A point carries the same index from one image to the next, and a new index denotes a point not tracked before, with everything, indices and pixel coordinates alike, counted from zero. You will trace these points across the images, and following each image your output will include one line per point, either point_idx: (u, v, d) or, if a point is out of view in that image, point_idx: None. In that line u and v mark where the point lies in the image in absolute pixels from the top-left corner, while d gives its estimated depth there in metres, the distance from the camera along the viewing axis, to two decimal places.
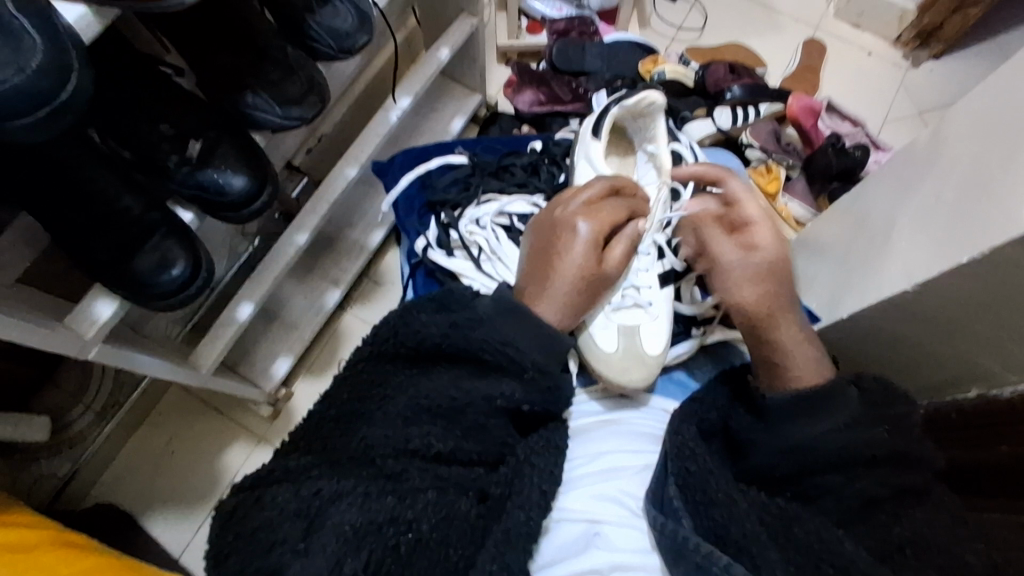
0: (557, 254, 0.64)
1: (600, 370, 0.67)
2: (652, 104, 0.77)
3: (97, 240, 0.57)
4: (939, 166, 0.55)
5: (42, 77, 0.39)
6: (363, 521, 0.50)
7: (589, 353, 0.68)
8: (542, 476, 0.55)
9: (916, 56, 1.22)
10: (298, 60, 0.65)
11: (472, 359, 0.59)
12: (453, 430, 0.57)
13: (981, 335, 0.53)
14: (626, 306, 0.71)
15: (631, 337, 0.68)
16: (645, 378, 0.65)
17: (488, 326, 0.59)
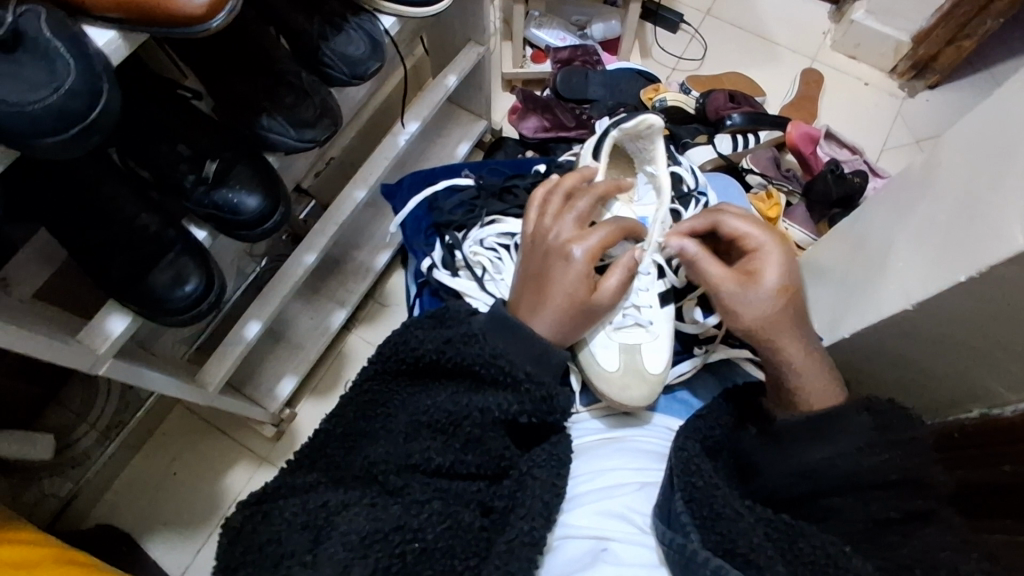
0: (549, 279, 0.64)
1: (601, 389, 0.68)
2: (652, 127, 0.76)
3: (114, 257, 0.59)
4: (933, 188, 0.56)
5: (74, 98, 0.41)
6: (370, 530, 0.49)
7: (590, 370, 0.69)
8: (546, 489, 0.54)
9: (912, 86, 1.25)
10: (311, 84, 0.67)
11: (469, 374, 0.61)
12: (453, 444, 0.58)
13: (985, 355, 0.53)
14: (626, 325, 0.71)
15: (631, 355, 0.69)
16: (647, 395, 0.66)
17: (488, 342, 0.61)
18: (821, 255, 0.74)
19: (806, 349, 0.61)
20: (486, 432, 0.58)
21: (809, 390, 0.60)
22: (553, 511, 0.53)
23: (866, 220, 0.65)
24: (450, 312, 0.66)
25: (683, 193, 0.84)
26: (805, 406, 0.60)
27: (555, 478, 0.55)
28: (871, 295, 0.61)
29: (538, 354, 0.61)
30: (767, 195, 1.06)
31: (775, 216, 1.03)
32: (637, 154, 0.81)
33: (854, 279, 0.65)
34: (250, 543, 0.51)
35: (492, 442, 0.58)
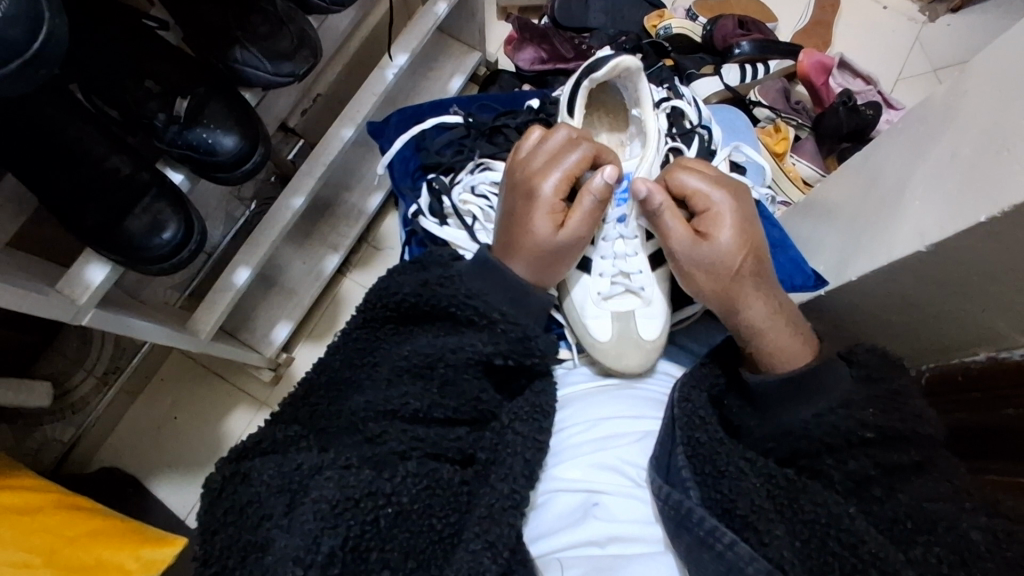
0: (518, 216, 0.61)
1: (596, 357, 0.66)
2: (628, 70, 0.69)
3: (87, 202, 0.56)
4: (956, 122, 0.52)
5: (11, 25, 0.37)
6: (341, 498, 0.49)
7: (584, 339, 0.67)
8: (526, 446, 0.54)
9: (933, 10, 1.17)
10: (287, 12, 0.63)
11: (447, 315, 0.61)
12: (430, 388, 0.58)
13: (995, 296, 0.51)
14: (617, 292, 0.68)
15: (625, 323, 0.66)
16: (639, 365, 0.64)
17: (460, 283, 0.60)
18: (829, 194, 0.70)
19: (771, 309, 0.57)
20: (461, 373, 0.59)
21: (775, 345, 0.56)
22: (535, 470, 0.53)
23: (881, 155, 0.61)
24: (432, 257, 0.64)
25: (686, 128, 0.79)
26: (768, 364, 0.56)
27: (536, 433, 0.55)
28: (884, 236, 0.57)
29: (520, 297, 0.60)
30: (774, 129, 1.01)
31: (783, 150, 0.99)
32: (622, 96, 0.73)
33: (864, 221, 0.62)
34: (232, 504, 0.50)
35: (464, 383, 0.59)
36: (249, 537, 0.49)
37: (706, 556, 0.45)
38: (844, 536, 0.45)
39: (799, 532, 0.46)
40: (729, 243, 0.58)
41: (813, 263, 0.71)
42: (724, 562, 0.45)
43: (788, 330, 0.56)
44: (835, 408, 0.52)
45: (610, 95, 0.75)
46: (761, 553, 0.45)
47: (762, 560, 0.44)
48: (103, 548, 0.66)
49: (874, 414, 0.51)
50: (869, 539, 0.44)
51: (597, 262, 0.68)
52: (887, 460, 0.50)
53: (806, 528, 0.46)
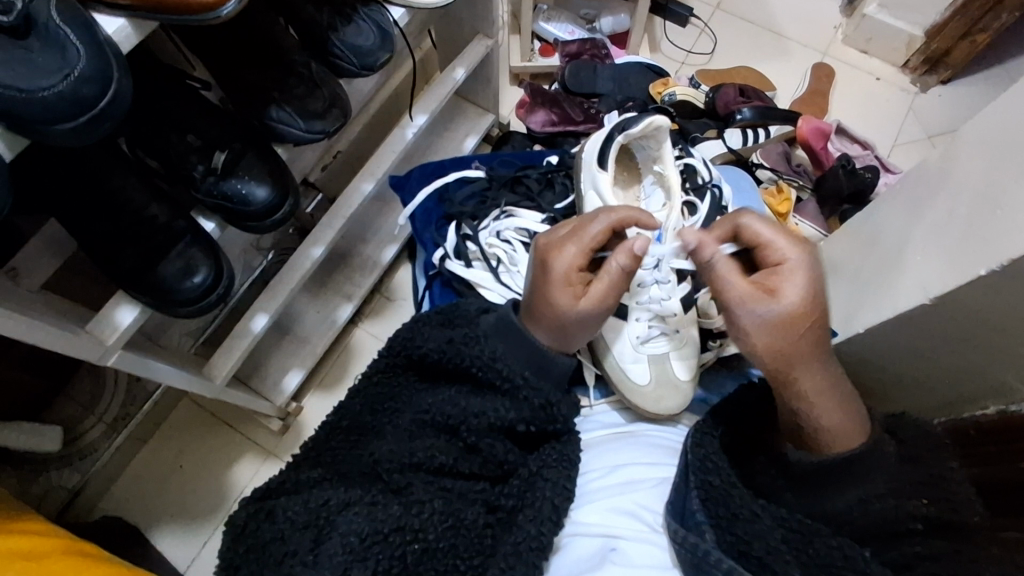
0: (541, 294, 0.60)
1: (635, 403, 0.68)
2: (658, 129, 0.73)
3: (123, 248, 0.58)
4: (952, 183, 0.55)
5: (84, 84, 0.40)
6: (371, 531, 0.50)
7: (623, 385, 0.69)
8: (557, 491, 0.53)
9: (925, 81, 1.23)
10: (320, 76, 0.66)
11: (469, 377, 0.62)
12: (456, 445, 0.59)
13: (999, 348, 0.52)
14: (653, 336, 0.70)
15: (662, 366, 0.69)
16: (681, 404, 0.67)
17: (486, 344, 0.61)
18: (834, 251, 0.73)
19: (820, 378, 0.53)
20: (483, 438, 0.58)
21: (835, 429, 0.52)
22: (564, 514, 0.53)
23: (882, 215, 0.64)
24: (460, 312, 0.66)
25: (698, 185, 0.83)
26: (826, 446, 0.53)
27: (565, 480, 0.54)
28: (888, 292, 0.60)
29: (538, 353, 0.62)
30: (777, 190, 1.05)
31: (786, 211, 1.03)
32: (642, 152, 0.78)
33: (868, 275, 0.64)
34: (254, 542, 0.52)
35: (488, 448, 0.58)
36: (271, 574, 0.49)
37: None
38: None
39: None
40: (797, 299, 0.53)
41: None
42: None
43: (847, 407, 0.53)
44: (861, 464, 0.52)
45: (632, 153, 0.80)
46: None
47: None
48: None
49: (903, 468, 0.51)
50: None
51: (631, 308, 0.70)
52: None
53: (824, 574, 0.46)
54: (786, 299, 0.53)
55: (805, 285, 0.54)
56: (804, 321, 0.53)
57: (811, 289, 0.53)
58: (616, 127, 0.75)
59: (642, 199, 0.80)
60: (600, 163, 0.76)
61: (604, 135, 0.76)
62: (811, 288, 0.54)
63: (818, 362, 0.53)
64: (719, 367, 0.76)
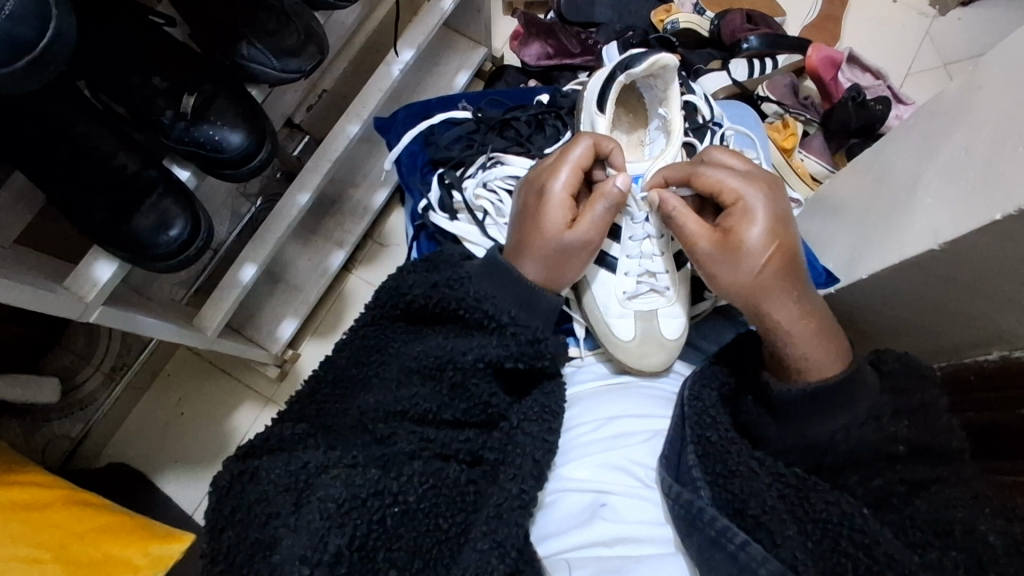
0: (531, 225, 0.61)
1: (618, 357, 0.66)
2: (665, 69, 0.69)
3: (93, 199, 0.56)
4: (970, 118, 0.51)
5: (17, 23, 0.37)
6: (347, 496, 0.49)
7: (607, 339, 0.67)
8: (535, 446, 0.54)
9: (944, 4, 1.16)
10: (293, 8, 0.62)
11: (457, 318, 0.61)
12: (439, 390, 0.58)
13: (1007, 294, 0.50)
14: (642, 292, 0.68)
15: (648, 322, 0.66)
16: (664, 362, 0.65)
17: (472, 285, 0.60)
18: (840, 190, 0.70)
19: (801, 314, 0.54)
20: (472, 380, 0.58)
21: (814, 358, 0.53)
22: (546, 468, 0.53)
23: (893, 152, 0.61)
24: (444, 258, 0.65)
25: (698, 124, 0.79)
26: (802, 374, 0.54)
27: (546, 433, 0.55)
28: (895, 235, 0.57)
29: (529, 307, 0.60)
30: (783, 125, 1.00)
31: (791, 146, 0.98)
32: (649, 94, 0.74)
33: (876, 217, 0.61)
34: (239, 503, 0.51)
35: (473, 388, 0.58)
36: (256, 535, 0.49)
37: (718, 557, 0.46)
38: (859, 537, 0.45)
39: (811, 532, 0.46)
40: (755, 244, 0.55)
41: (823, 258, 0.71)
42: (736, 563, 0.45)
43: (827, 338, 0.54)
44: (860, 423, 0.51)
45: (636, 93, 0.76)
46: (774, 554, 0.45)
47: (775, 562, 0.44)
48: (112, 545, 0.65)
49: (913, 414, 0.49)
50: (882, 541, 0.44)
51: (620, 261, 0.68)
52: (914, 475, 0.49)
53: (818, 527, 0.46)
54: (748, 247, 0.56)
55: (759, 230, 0.56)
56: (767, 269, 0.55)
57: (769, 234, 0.56)
58: (617, 67, 0.71)
59: (644, 142, 0.76)
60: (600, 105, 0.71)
61: (606, 74, 0.71)
62: (769, 233, 0.56)
63: (805, 294, 0.56)
64: (717, 314, 0.75)
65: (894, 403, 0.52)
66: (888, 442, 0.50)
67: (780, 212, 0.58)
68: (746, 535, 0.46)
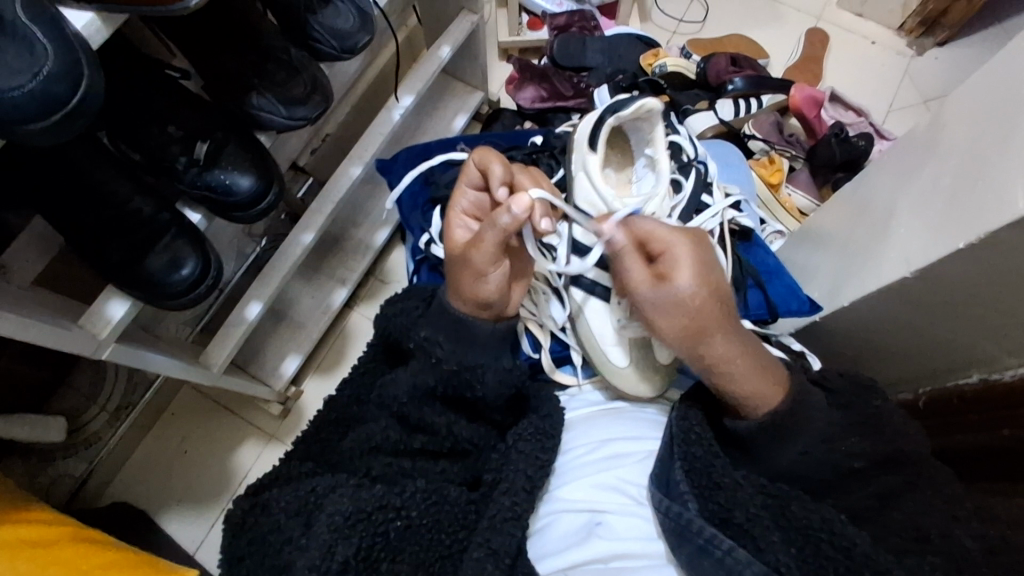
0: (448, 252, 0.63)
1: (617, 385, 0.68)
2: (651, 112, 0.72)
3: (110, 243, 0.59)
4: (937, 153, 0.54)
5: (54, 83, 0.40)
6: (354, 510, 0.51)
7: (605, 369, 0.69)
8: (528, 463, 0.55)
9: (921, 44, 1.21)
10: (301, 60, 0.66)
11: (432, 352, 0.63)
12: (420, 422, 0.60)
13: (980, 317, 0.53)
14: None
15: (645, 347, 0.68)
16: (663, 383, 0.68)
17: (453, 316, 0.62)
18: (823, 222, 0.73)
19: (736, 352, 0.54)
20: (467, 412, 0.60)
21: (748, 394, 0.55)
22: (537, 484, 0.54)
23: (870, 184, 0.64)
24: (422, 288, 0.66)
25: (683, 162, 0.82)
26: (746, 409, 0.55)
27: (540, 449, 0.56)
28: (873, 265, 0.60)
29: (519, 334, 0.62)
30: (769, 161, 1.04)
31: (778, 181, 1.03)
32: (635, 136, 0.77)
33: (857, 246, 0.64)
34: (253, 535, 0.53)
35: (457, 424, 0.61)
36: (273, 561, 0.51)
37: (706, 563, 0.49)
38: (837, 539, 0.48)
39: (795, 539, 0.49)
40: (688, 288, 0.52)
41: (808, 289, 0.74)
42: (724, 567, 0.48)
43: (762, 375, 0.54)
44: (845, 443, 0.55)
45: (623, 134, 0.79)
46: (759, 557, 0.48)
47: (760, 564, 0.48)
48: None
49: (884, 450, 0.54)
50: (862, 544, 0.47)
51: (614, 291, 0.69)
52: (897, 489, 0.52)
53: (801, 534, 0.49)
54: (678, 287, 0.53)
55: (694, 272, 0.53)
56: (704, 307, 0.53)
57: (698, 273, 0.53)
58: (606, 110, 0.74)
59: (632, 181, 0.79)
60: (591, 145, 0.74)
61: (594, 118, 0.74)
62: (698, 273, 0.53)
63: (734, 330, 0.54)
64: None
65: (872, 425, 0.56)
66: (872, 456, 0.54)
67: (710, 267, 0.54)
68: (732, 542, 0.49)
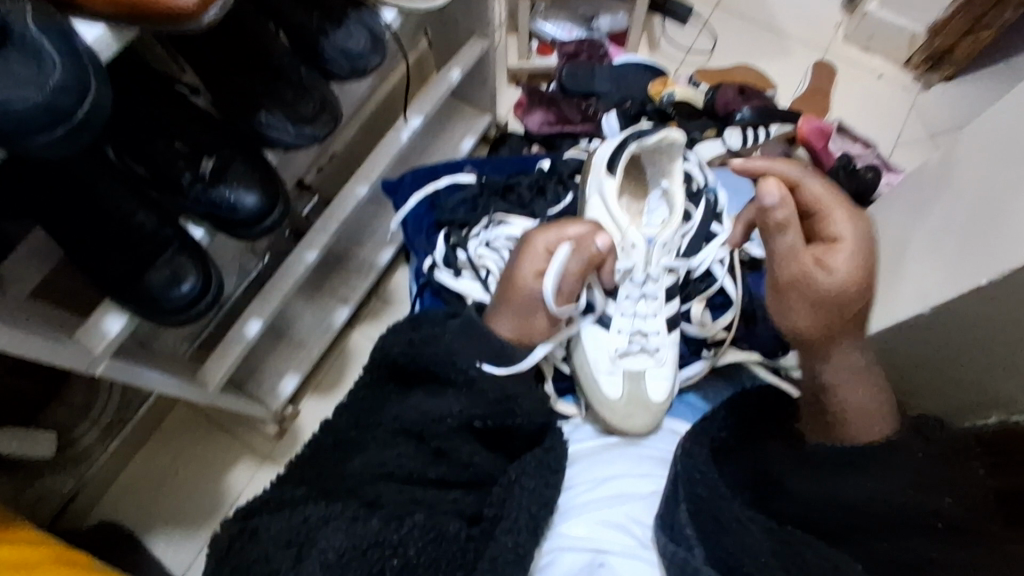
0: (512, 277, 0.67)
1: (604, 416, 0.69)
2: (673, 144, 0.73)
3: (110, 257, 0.58)
4: (951, 188, 0.54)
5: (62, 95, 0.39)
6: (349, 546, 0.49)
7: (594, 398, 0.70)
8: (535, 502, 0.54)
9: (927, 80, 1.22)
10: (311, 79, 0.66)
11: (436, 376, 0.62)
12: (423, 451, 0.59)
13: (997, 356, 0.52)
14: (631, 351, 0.71)
15: (636, 382, 0.69)
16: (646, 423, 0.67)
17: (447, 343, 0.62)
18: None
19: (852, 372, 0.59)
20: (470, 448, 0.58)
21: (861, 417, 0.57)
22: (541, 525, 0.53)
23: (882, 218, 0.63)
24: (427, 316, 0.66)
25: (692, 191, 0.81)
26: (841, 433, 0.58)
27: (544, 488, 0.55)
28: (887, 301, 0.58)
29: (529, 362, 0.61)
30: None
31: None
32: (652, 168, 0.77)
33: None
34: (240, 560, 0.51)
35: (459, 451, 0.59)
36: None
37: None
38: None
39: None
40: (846, 273, 0.58)
41: None
42: None
43: (874, 399, 0.58)
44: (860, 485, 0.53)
45: (639, 165, 0.79)
46: None
47: None
48: None
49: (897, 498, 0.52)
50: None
51: (614, 318, 0.71)
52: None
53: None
54: (837, 271, 0.58)
55: (854, 253, 0.59)
56: (846, 289, 0.58)
57: (854, 255, 0.58)
58: (629, 137, 0.74)
59: (642, 212, 0.79)
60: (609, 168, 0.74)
61: (616, 144, 0.75)
62: (855, 255, 0.58)
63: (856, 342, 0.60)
64: (716, 375, 0.77)
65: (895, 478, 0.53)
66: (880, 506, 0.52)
67: (866, 241, 0.60)
68: None
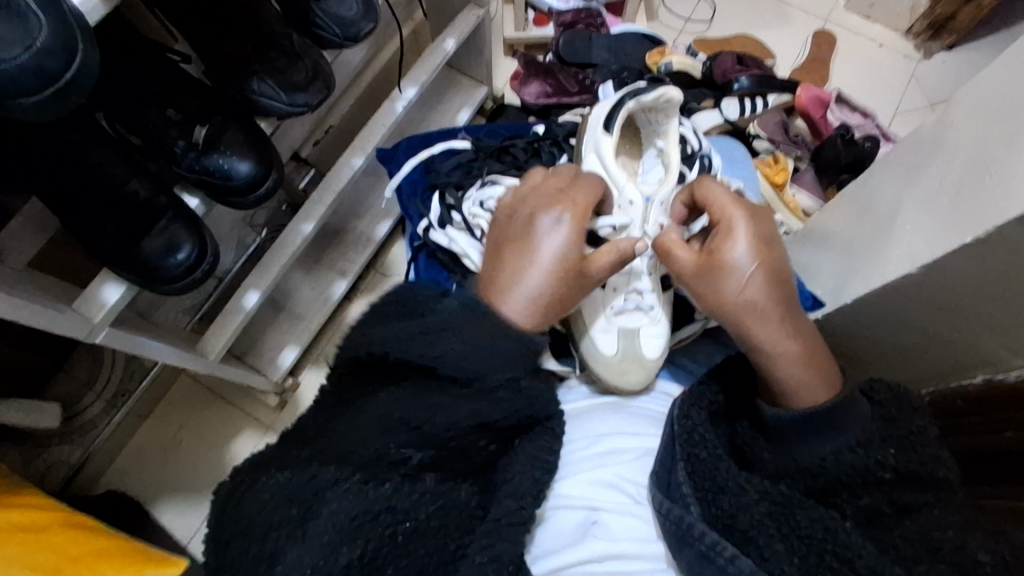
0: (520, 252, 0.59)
1: (599, 372, 0.70)
2: (670, 102, 0.73)
3: (107, 225, 0.59)
4: (943, 151, 0.54)
5: (47, 56, 0.39)
6: (359, 510, 0.45)
7: (590, 356, 0.71)
8: (535, 465, 0.53)
9: (928, 48, 1.21)
10: (302, 47, 0.65)
11: None
12: None
13: (987, 317, 0.52)
14: (627, 309, 0.73)
15: (630, 340, 0.71)
16: (642, 379, 0.68)
17: None
18: (826, 221, 0.73)
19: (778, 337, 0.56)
20: None
21: (792, 382, 0.55)
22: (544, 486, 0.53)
23: (875, 182, 0.63)
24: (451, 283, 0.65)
25: (688, 154, 0.82)
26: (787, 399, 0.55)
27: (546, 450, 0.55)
28: (878, 264, 0.59)
29: None
30: (773, 161, 1.04)
31: (782, 181, 1.02)
32: (649, 127, 0.77)
33: (860, 244, 0.64)
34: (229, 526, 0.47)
35: None
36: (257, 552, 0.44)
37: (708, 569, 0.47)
38: (841, 551, 0.45)
39: (797, 548, 0.46)
40: (735, 252, 0.58)
41: (811, 287, 0.73)
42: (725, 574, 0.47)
43: (804, 369, 0.55)
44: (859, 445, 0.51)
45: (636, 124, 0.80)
46: (762, 569, 0.46)
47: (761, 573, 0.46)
48: (105, 567, 0.64)
49: (890, 456, 0.50)
50: (866, 553, 0.45)
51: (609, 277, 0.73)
52: (901, 496, 0.49)
53: (803, 543, 0.47)
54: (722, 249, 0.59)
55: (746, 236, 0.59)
56: (750, 267, 0.58)
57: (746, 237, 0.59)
58: (626, 95, 0.74)
59: (639, 172, 0.80)
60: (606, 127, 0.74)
61: (614, 102, 0.75)
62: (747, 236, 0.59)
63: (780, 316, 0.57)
64: (711, 341, 0.78)
65: (883, 431, 0.52)
66: (879, 467, 0.50)
67: (761, 236, 0.59)
68: (735, 549, 0.47)
